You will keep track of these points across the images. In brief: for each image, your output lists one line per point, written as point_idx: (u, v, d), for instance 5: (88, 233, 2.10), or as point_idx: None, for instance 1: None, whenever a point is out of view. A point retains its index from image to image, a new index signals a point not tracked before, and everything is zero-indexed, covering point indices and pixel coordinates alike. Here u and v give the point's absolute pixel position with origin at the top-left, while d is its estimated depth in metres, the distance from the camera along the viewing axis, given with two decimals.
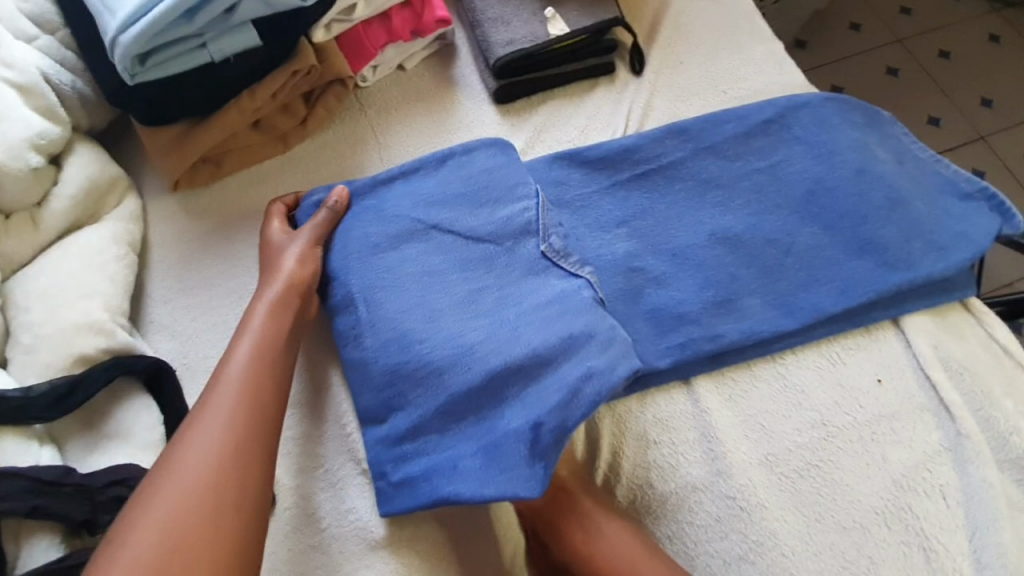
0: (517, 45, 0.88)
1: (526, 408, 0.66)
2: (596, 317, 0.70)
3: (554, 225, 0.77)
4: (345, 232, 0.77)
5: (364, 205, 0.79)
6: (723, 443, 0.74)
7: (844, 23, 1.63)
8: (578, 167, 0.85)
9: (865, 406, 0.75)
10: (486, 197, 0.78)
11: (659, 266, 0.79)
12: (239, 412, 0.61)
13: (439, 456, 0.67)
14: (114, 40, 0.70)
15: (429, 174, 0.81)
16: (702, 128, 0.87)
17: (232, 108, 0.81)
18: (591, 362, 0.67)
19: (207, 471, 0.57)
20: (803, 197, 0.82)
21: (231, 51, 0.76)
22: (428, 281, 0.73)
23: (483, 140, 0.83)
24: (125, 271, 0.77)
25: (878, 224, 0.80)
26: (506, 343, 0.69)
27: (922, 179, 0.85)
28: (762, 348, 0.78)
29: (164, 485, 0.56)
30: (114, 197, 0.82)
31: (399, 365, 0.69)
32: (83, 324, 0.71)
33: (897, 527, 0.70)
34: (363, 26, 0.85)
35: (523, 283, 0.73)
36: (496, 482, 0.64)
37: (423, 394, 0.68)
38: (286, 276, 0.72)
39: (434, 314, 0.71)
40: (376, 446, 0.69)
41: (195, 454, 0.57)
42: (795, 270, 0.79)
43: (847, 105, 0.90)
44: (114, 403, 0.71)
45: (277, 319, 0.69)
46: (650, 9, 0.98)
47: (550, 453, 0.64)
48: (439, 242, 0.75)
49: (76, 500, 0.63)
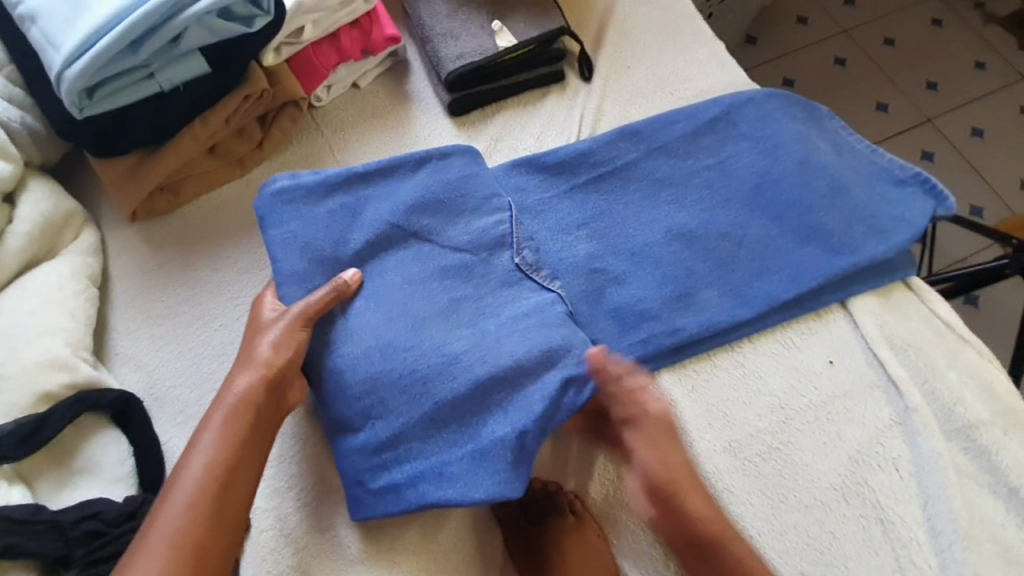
0: (467, 58, 0.90)
1: (509, 417, 0.67)
2: (571, 331, 0.73)
3: (526, 238, 0.80)
4: (314, 228, 0.77)
5: (338, 201, 0.79)
6: (693, 428, 0.76)
7: (793, 17, 1.69)
8: (536, 173, 0.87)
9: (819, 387, 0.79)
10: (461, 206, 0.79)
11: (619, 266, 0.81)
12: (225, 450, 0.62)
13: (422, 463, 0.67)
14: (59, 75, 0.70)
15: (405, 175, 0.81)
16: (651, 129, 0.90)
17: (186, 135, 0.81)
18: (568, 372, 0.69)
19: (207, 482, 0.61)
20: (751, 191, 0.86)
21: (180, 79, 0.76)
22: (409, 287, 0.74)
23: (456, 146, 0.84)
24: (86, 305, 0.77)
25: (822, 212, 0.84)
26: (491, 351, 0.70)
27: (861, 168, 0.90)
28: (721, 339, 0.81)
29: (170, 497, 0.60)
30: (71, 232, 0.82)
31: (379, 376, 0.69)
32: (44, 361, 0.70)
33: (855, 502, 0.73)
34: (313, 47, 0.86)
35: (500, 293, 0.75)
36: (484, 486, 0.65)
37: (406, 402, 0.68)
38: (265, 356, 0.67)
39: (417, 322, 0.71)
40: (353, 455, 0.69)
41: (185, 489, 0.60)
42: (748, 260, 0.82)
43: (790, 99, 0.94)
44: (80, 439, 0.70)
45: (258, 388, 0.65)
46: (595, 16, 1.01)
47: (535, 456, 0.67)
48: (417, 251, 0.77)
49: (48, 538, 0.63)
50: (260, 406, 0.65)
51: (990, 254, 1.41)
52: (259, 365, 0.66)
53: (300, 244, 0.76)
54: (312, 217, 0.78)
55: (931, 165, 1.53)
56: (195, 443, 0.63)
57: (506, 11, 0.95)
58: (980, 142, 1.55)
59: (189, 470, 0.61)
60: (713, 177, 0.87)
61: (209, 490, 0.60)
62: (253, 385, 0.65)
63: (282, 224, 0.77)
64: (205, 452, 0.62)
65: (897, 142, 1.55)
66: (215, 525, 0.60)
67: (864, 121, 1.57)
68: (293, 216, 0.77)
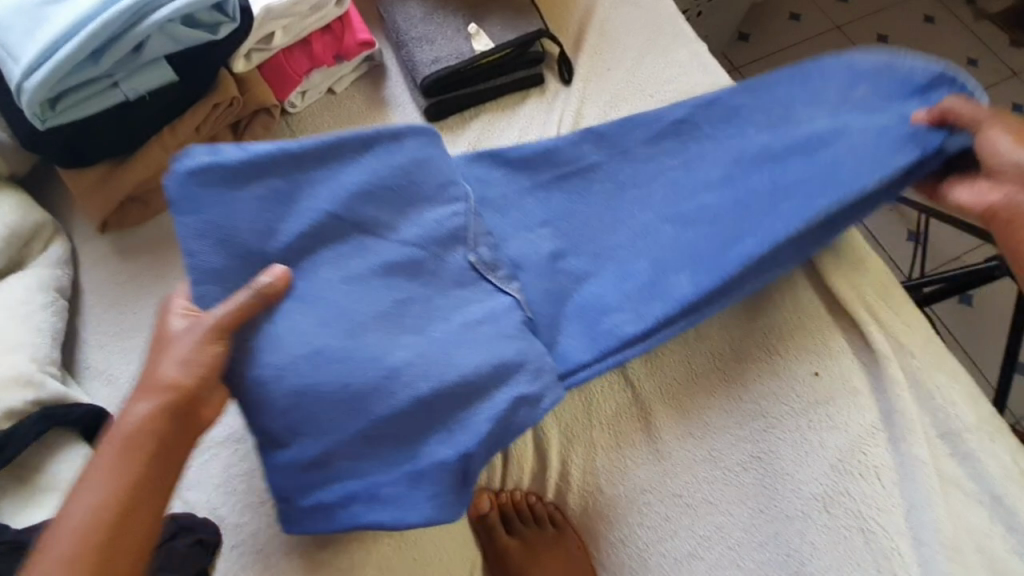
0: (443, 63, 0.89)
1: (456, 437, 0.65)
2: (526, 342, 0.70)
3: (483, 235, 0.77)
4: (231, 220, 0.65)
5: (271, 187, 0.68)
6: (670, 436, 0.75)
7: (783, 14, 1.67)
8: (500, 167, 0.82)
9: (801, 394, 0.77)
10: (411, 196, 0.73)
11: (586, 267, 0.78)
12: (123, 487, 0.53)
13: (355, 483, 0.63)
14: (19, 86, 0.68)
15: (349, 159, 0.72)
16: (618, 131, 0.84)
17: (154, 145, 0.80)
18: (522, 389, 0.68)
19: (98, 525, 0.51)
20: (721, 176, 0.80)
21: (146, 88, 0.74)
22: (350, 286, 0.67)
23: (411, 126, 0.75)
24: (53, 319, 0.75)
25: (810, 191, 0.76)
26: (438, 365, 0.66)
27: (860, 124, 0.78)
28: (694, 345, 0.80)
29: (54, 541, 0.51)
30: (39, 244, 0.80)
31: (313, 386, 0.62)
32: (8, 377, 0.69)
33: (837, 511, 0.72)
34: (284, 53, 0.85)
35: (452, 296, 0.72)
36: (421, 511, 0.63)
37: (337, 418, 0.62)
38: (172, 374, 0.56)
39: (354, 328, 0.65)
40: (278, 477, 0.63)
41: (72, 531, 0.51)
42: (724, 246, 0.75)
43: (784, 68, 0.86)
44: (46, 456, 0.70)
45: (165, 413, 0.55)
46: (575, 18, 1.00)
47: (477, 477, 0.66)
48: (361, 246, 0.70)
49: (6, 559, 0.60)
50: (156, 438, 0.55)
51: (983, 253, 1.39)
52: (156, 389, 0.55)
53: (217, 240, 0.64)
54: (235, 203, 0.66)
55: None
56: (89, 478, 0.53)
57: (482, 14, 0.93)
58: None
59: (78, 511, 0.52)
60: None
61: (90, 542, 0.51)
62: (158, 410, 0.55)
63: (199, 210, 0.64)
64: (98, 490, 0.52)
65: None
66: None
67: None
68: (211, 203, 0.65)
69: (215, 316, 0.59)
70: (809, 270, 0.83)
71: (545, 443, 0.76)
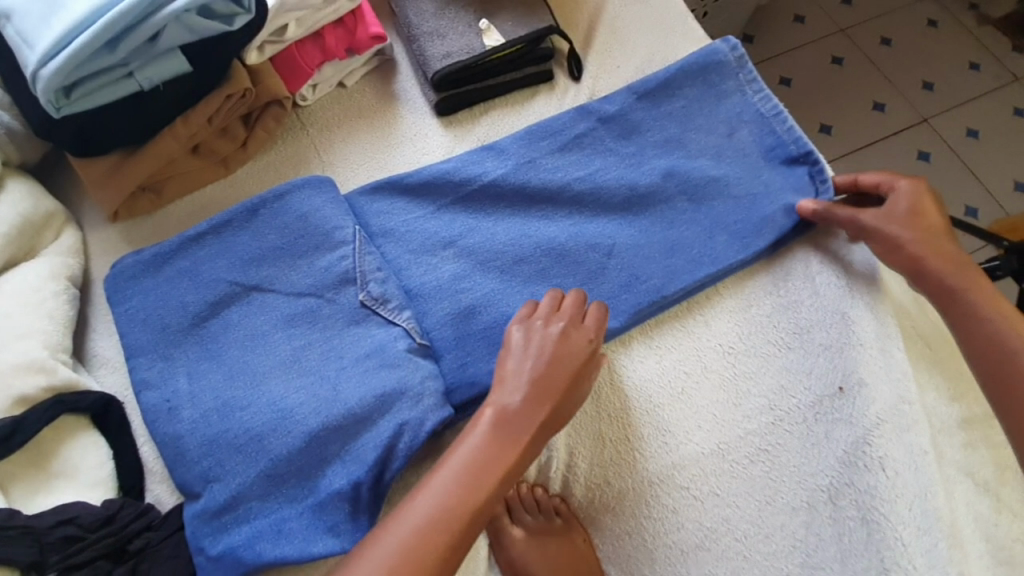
0: (454, 57, 0.89)
1: (346, 466, 0.65)
2: (410, 369, 0.69)
3: (374, 270, 0.75)
4: (157, 299, 0.73)
5: (177, 267, 0.75)
6: (674, 428, 0.76)
7: (788, 16, 1.68)
8: (400, 195, 0.82)
9: (808, 388, 0.78)
10: (303, 248, 0.75)
11: (490, 289, 0.78)
12: (511, 444, 0.62)
13: (262, 522, 0.64)
14: (35, 74, 0.69)
15: (241, 228, 0.76)
16: (524, 144, 0.87)
17: (167, 136, 0.80)
18: (403, 416, 0.66)
19: (486, 463, 0.60)
20: (621, 203, 0.84)
21: (159, 78, 0.75)
22: (250, 343, 0.71)
23: (296, 181, 0.79)
24: (64, 307, 0.75)
25: (681, 226, 0.83)
26: (326, 403, 0.67)
27: (748, 151, 0.88)
28: (692, 336, 0.81)
29: (449, 464, 0.60)
30: (50, 233, 0.80)
31: (217, 435, 0.66)
32: (21, 364, 0.69)
33: (842, 503, 0.73)
34: (297, 46, 0.86)
35: (347, 333, 0.72)
36: (324, 540, 0.62)
37: (242, 461, 0.65)
38: (583, 385, 0.67)
39: (257, 378, 0.69)
40: (193, 522, 0.64)
41: (466, 461, 0.60)
42: (616, 272, 0.80)
43: (658, 115, 0.90)
44: (57, 443, 0.69)
45: (563, 408, 0.65)
46: (585, 14, 1.00)
47: (373, 505, 0.65)
48: (260, 303, 0.73)
49: (21, 543, 0.61)
50: (518, 447, 0.62)
51: (983, 255, 1.40)
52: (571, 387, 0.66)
53: (143, 318, 0.72)
54: (151, 290, 0.73)
55: (927, 164, 1.52)
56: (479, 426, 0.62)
57: (493, 10, 0.94)
58: (975, 142, 1.55)
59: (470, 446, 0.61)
60: (697, 177, 0.85)
61: (449, 522, 0.57)
62: (570, 405, 0.66)
63: (126, 300, 0.73)
64: (487, 436, 0.61)
65: (891, 142, 1.54)
66: (445, 555, 0.56)
67: (858, 122, 1.56)
68: (136, 291, 0.73)
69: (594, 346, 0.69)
70: (804, 267, 0.85)
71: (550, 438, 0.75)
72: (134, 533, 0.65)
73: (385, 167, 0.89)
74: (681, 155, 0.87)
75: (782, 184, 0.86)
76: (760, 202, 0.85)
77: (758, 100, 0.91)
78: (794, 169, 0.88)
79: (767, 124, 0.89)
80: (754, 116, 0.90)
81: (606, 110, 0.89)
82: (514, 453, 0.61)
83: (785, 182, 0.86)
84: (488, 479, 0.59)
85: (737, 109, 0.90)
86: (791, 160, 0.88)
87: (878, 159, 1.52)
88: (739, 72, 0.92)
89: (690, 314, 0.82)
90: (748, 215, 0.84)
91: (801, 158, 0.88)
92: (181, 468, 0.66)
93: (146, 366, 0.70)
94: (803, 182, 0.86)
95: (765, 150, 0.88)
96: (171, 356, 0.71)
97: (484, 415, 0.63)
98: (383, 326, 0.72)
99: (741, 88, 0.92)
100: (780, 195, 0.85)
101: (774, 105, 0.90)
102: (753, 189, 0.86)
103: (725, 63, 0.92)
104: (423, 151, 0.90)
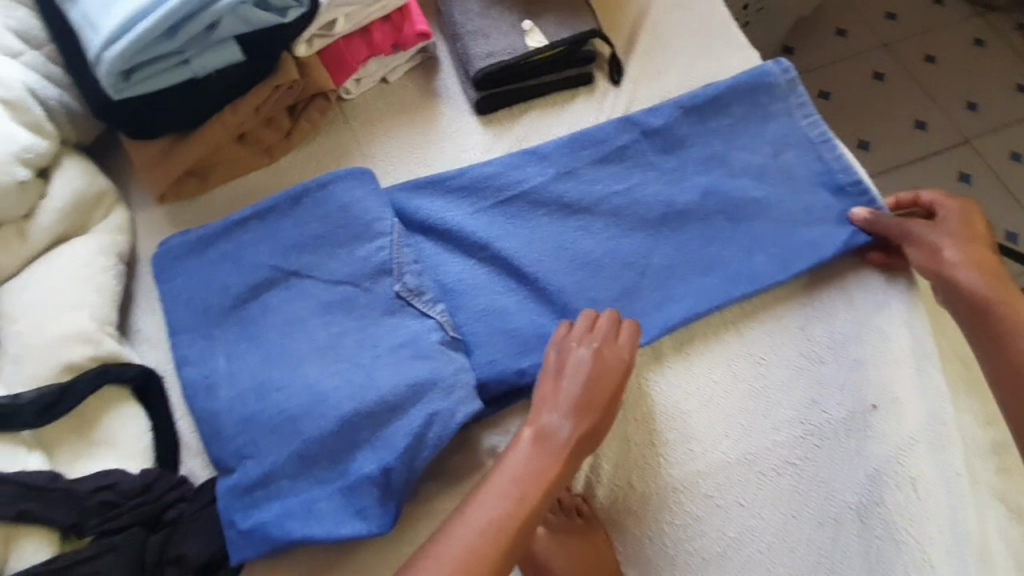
0: (497, 57, 0.90)
1: (376, 452, 0.66)
2: (442, 362, 0.70)
3: (410, 263, 0.77)
4: (201, 280, 0.75)
5: (222, 249, 0.77)
6: (702, 440, 0.75)
7: (830, 29, 1.65)
8: (441, 195, 0.84)
9: (841, 403, 0.77)
10: (343, 237, 0.77)
11: (521, 291, 0.79)
12: (551, 459, 0.63)
13: (293, 500, 0.65)
14: (98, 57, 0.72)
15: (285, 215, 0.78)
16: (566, 150, 0.88)
17: (217, 123, 0.83)
18: (434, 407, 0.68)
19: (530, 478, 0.61)
20: (656, 220, 0.84)
21: (214, 67, 0.78)
22: (288, 326, 0.73)
23: (338, 171, 0.81)
24: (112, 282, 0.78)
25: (720, 244, 0.83)
26: (359, 389, 0.68)
27: (798, 170, 0.88)
28: (724, 348, 0.80)
29: (496, 480, 0.61)
30: (101, 211, 0.83)
31: (254, 413, 0.68)
32: (71, 335, 0.72)
33: (871, 521, 0.71)
34: (345, 41, 0.88)
35: (381, 323, 0.73)
36: (352, 523, 0.64)
37: (276, 441, 0.66)
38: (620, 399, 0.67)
39: (294, 361, 0.70)
40: (225, 496, 0.66)
41: (512, 477, 0.61)
42: (651, 290, 0.80)
43: (702, 129, 0.90)
44: (99, 412, 0.71)
45: (601, 423, 0.66)
46: (628, 19, 1.00)
47: (402, 492, 0.66)
48: (299, 289, 0.75)
49: (64, 505, 0.64)
50: (560, 463, 0.62)
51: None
52: (607, 404, 0.66)
53: (187, 297, 0.74)
54: (197, 269, 0.76)
55: (967, 186, 1.49)
56: (522, 443, 0.63)
57: (538, 12, 0.94)
58: (1019, 166, 1.51)
59: (515, 463, 0.62)
60: (738, 198, 0.85)
61: (497, 538, 0.58)
62: (607, 420, 0.66)
63: (172, 279, 0.76)
64: (527, 453, 0.63)
65: (932, 162, 1.51)
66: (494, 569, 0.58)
67: (897, 140, 1.53)
68: (180, 271, 0.76)
69: (630, 361, 0.69)
70: (841, 286, 0.83)
71: None
72: (168, 502, 0.67)
73: (424, 163, 0.91)
74: (722, 173, 0.87)
75: (827, 207, 0.85)
76: (801, 223, 0.84)
77: (806, 125, 0.91)
78: (843, 195, 0.86)
79: (813, 149, 0.89)
80: (799, 139, 0.90)
81: (650, 122, 0.89)
82: (556, 469, 0.62)
83: (830, 206, 0.85)
84: (533, 494, 0.61)
85: (782, 130, 0.90)
86: (839, 187, 0.87)
87: (917, 179, 1.49)
88: (789, 95, 0.92)
89: (723, 324, 0.81)
90: (791, 236, 0.84)
91: (850, 184, 0.87)
92: (217, 444, 0.67)
93: (188, 343, 0.72)
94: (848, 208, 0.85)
95: (810, 173, 0.88)
96: (213, 335, 0.73)
97: (527, 431, 0.64)
98: (417, 318, 0.73)
99: (789, 111, 0.91)
100: (822, 221, 0.84)
101: (821, 131, 0.90)
102: (796, 211, 0.85)
103: (775, 84, 0.92)
104: (461, 149, 0.92)
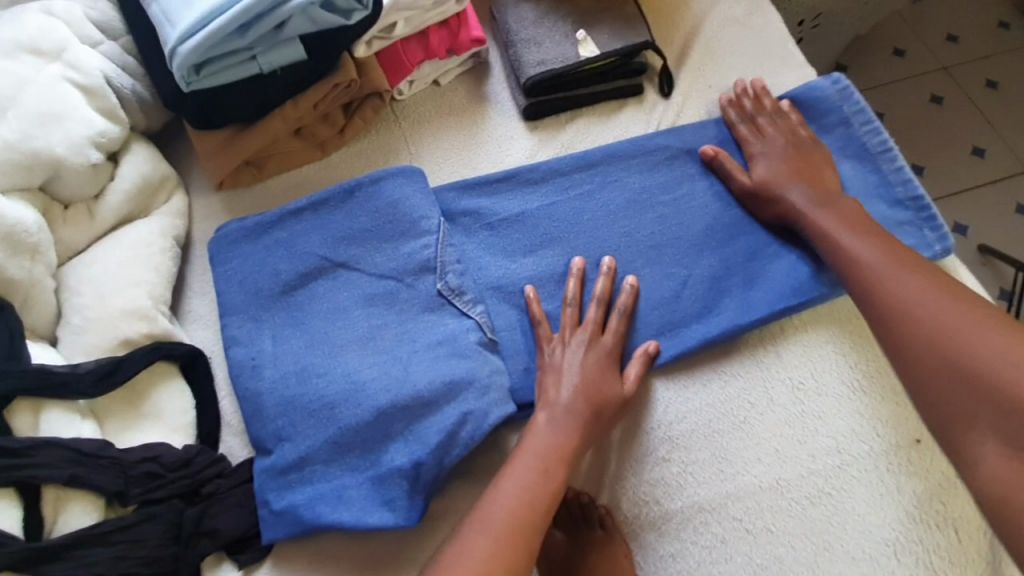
0: (548, 65, 0.91)
1: (409, 445, 0.67)
2: (478, 362, 0.72)
3: (453, 262, 0.79)
4: (254, 264, 0.78)
5: (276, 237, 0.80)
6: (859, 384, 0.77)
7: (888, 48, 1.60)
8: (486, 194, 0.85)
9: (883, 434, 0.74)
10: (391, 233, 0.79)
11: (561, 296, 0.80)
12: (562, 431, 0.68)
13: (325, 485, 0.67)
14: (173, 50, 0.76)
15: (337, 208, 0.81)
16: (612, 159, 0.88)
17: (276, 117, 0.86)
18: (467, 406, 0.69)
19: (552, 449, 0.67)
20: (703, 232, 0.83)
21: (278, 63, 0.81)
22: (332, 315, 0.75)
23: (390, 169, 0.83)
24: (169, 263, 0.82)
25: (765, 261, 0.82)
26: (396, 381, 0.70)
27: (853, 189, 0.86)
28: (759, 366, 0.79)
29: (521, 456, 0.67)
30: (163, 195, 0.87)
31: (295, 397, 0.70)
32: (129, 310, 0.75)
33: (907, 560, 0.68)
34: (402, 43, 0.90)
35: (421, 319, 0.75)
36: (380, 512, 0.65)
37: (313, 425, 0.69)
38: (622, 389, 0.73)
39: (335, 349, 0.72)
40: (262, 475, 0.68)
41: (536, 454, 0.67)
42: (692, 301, 0.80)
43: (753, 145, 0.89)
44: (150, 386, 0.74)
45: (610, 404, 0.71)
46: (681, 32, 1.00)
47: (430, 487, 0.67)
48: (345, 280, 0.77)
49: (111, 473, 0.66)
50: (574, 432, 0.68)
51: None
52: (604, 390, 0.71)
53: (239, 280, 0.78)
54: (250, 254, 0.79)
55: None
56: (536, 426, 0.69)
57: (592, 21, 0.95)
58: None
59: (533, 441, 0.68)
60: None
61: (530, 505, 0.64)
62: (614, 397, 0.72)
63: (226, 261, 0.79)
64: (545, 432, 0.68)
65: (991, 190, 1.45)
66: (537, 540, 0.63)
67: (954, 165, 1.47)
68: (236, 254, 0.79)
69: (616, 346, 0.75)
70: None
71: (606, 444, 0.76)
72: (207, 478, 0.70)
73: (469, 164, 0.92)
74: None
75: (880, 228, 0.83)
76: None
77: (864, 134, 0.88)
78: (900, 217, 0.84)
79: (873, 163, 0.87)
80: (856, 154, 0.88)
81: (700, 134, 0.89)
82: (571, 438, 0.68)
83: (884, 228, 0.83)
84: (557, 460, 0.67)
85: (840, 144, 0.88)
86: (896, 202, 0.85)
87: (973, 207, 1.44)
88: (843, 106, 0.90)
89: (762, 344, 0.80)
90: None
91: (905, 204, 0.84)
92: (258, 423, 0.70)
93: (237, 325, 0.75)
94: (901, 231, 0.83)
95: (866, 190, 0.86)
96: (260, 318, 0.76)
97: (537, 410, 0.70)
98: (456, 317, 0.75)
99: (846, 123, 0.89)
100: None
101: (881, 144, 0.88)
102: None
103: (828, 98, 0.90)
104: (507, 152, 0.93)
